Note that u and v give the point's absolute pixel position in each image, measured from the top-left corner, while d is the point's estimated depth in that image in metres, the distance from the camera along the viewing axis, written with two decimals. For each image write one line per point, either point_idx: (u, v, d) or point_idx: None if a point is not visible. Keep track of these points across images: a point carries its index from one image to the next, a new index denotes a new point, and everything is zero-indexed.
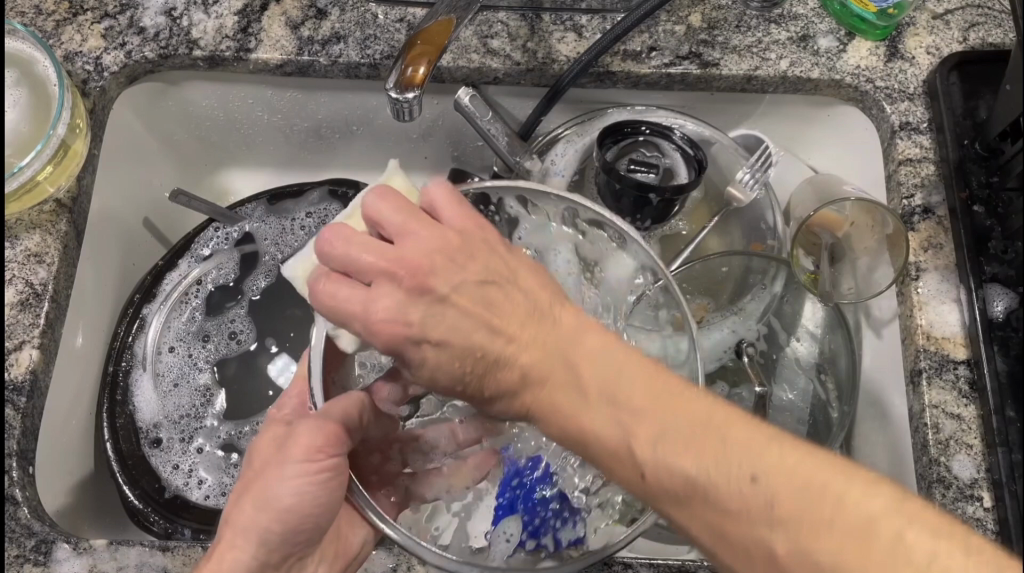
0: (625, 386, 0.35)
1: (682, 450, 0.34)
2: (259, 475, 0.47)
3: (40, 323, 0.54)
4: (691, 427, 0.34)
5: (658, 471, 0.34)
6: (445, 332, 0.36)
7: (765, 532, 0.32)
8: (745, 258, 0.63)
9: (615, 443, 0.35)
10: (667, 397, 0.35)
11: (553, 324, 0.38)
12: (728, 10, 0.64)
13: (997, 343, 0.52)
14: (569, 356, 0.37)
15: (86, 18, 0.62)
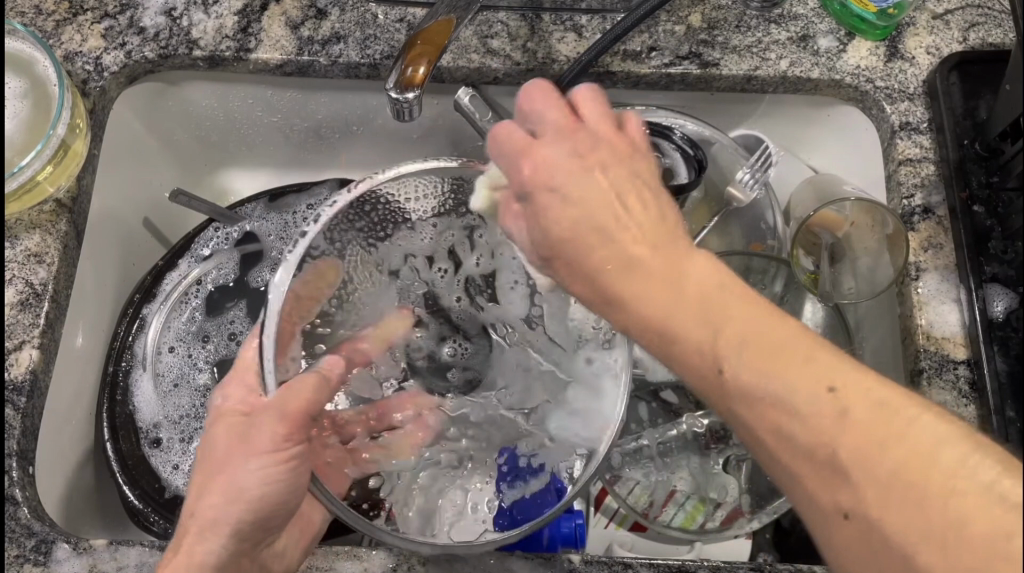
0: (681, 311, 0.36)
1: (790, 357, 0.33)
2: (217, 467, 0.46)
3: (40, 323, 0.54)
4: (740, 320, 0.35)
5: (688, 338, 0.36)
6: (581, 193, 0.39)
7: (829, 431, 0.31)
8: (745, 257, 0.63)
9: (706, 343, 0.35)
10: (733, 303, 0.35)
11: (667, 230, 0.39)
12: (727, 10, 0.64)
13: (997, 343, 0.52)
14: (629, 257, 0.38)
15: (86, 18, 0.62)
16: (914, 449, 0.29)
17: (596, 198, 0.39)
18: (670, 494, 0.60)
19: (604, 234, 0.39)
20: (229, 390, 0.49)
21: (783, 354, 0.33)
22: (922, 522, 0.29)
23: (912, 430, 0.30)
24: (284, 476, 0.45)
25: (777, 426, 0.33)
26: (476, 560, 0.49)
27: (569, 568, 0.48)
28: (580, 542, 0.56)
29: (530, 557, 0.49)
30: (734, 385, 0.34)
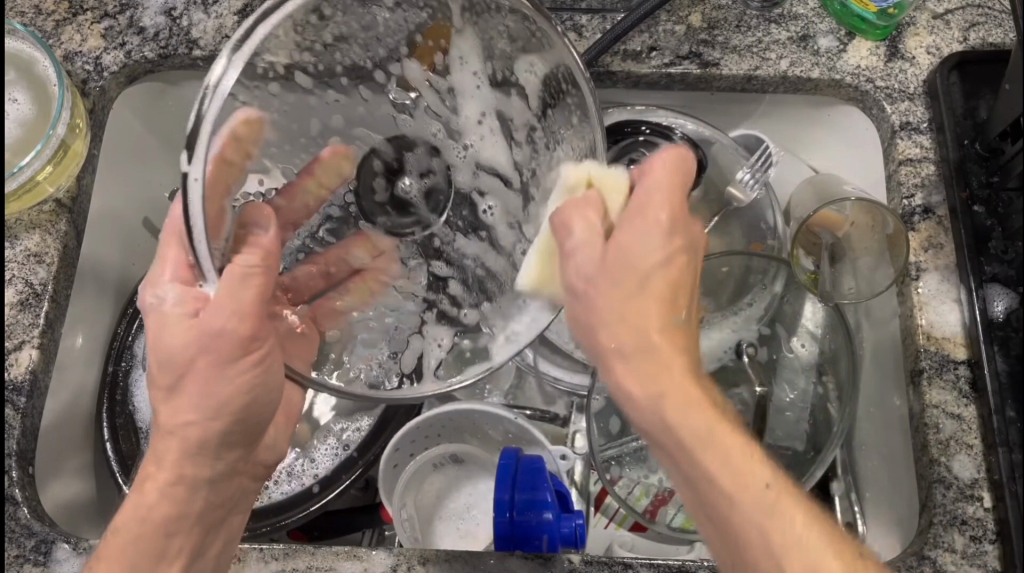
0: (642, 317, 0.44)
1: (688, 406, 0.41)
2: (182, 371, 0.45)
3: (39, 323, 0.54)
4: (686, 387, 0.42)
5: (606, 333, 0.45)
6: (589, 257, 0.45)
7: (714, 475, 0.40)
8: (745, 258, 0.63)
9: (635, 371, 0.43)
10: (660, 358, 0.43)
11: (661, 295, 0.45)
12: (728, 9, 0.64)
13: (997, 343, 0.52)
14: (623, 317, 0.44)
15: (85, 18, 0.62)
16: (734, 447, 0.40)
17: (642, 259, 0.44)
18: (670, 494, 0.61)
19: (594, 260, 0.45)
20: (171, 287, 0.45)
21: (693, 400, 0.42)
22: (755, 542, 0.38)
23: (742, 468, 0.39)
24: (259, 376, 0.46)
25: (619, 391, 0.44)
26: (477, 561, 0.49)
27: (570, 568, 0.49)
28: (580, 543, 0.55)
29: (530, 557, 0.49)
30: (628, 361, 0.44)
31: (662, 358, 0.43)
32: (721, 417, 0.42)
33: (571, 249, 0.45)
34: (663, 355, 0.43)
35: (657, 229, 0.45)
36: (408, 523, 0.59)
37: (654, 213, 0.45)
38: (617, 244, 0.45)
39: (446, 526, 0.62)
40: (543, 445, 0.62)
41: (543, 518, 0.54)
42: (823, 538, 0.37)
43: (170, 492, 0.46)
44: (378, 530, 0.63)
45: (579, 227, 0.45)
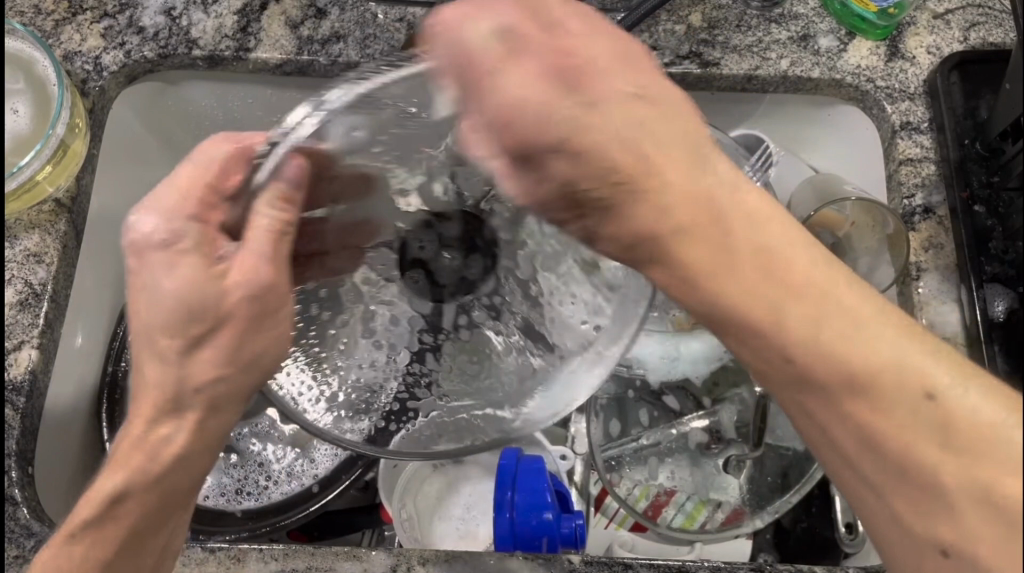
0: (677, 218, 0.33)
1: (793, 298, 0.32)
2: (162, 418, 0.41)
3: (39, 323, 0.54)
4: (754, 276, 0.32)
5: (677, 250, 0.33)
6: (605, 134, 0.32)
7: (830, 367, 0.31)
8: None
9: (675, 266, 0.34)
10: (710, 220, 0.33)
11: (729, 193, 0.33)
12: (728, 9, 0.64)
13: (997, 343, 0.52)
14: (650, 184, 0.33)
15: (85, 17, 0.62)
16: (884, 367, 0.30)
17: (620, 136, 0.32)
18: (670, 494, 0.61)
19: (589, 133, 0.32)
20: (180, 246, 0.39)
21: (782, 289, 0.32)
22: (896, 454, 0.31)
23: (888, 337, 0.31)
24: (230, 390, 0.42)
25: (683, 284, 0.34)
26: (476, 561, 0.49)
27: (570, 568, 0.49)
28: (580, 544, 0.55)
29: (530, 557, 0.49)
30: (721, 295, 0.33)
31: (771, 288, 0.32)
32: (808, 292, 0.32)
33: (496, 83, 0.32)
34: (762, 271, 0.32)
35: (636, 70, 0.34)
36: (406, 523, 0.60)
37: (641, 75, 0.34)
38: (598, 87, 0.32)
39: (446, 525, 0.61)
40: (543, 445, 0.63)
41: (543, 519, 0.54)
42: (993, 519, 0.29)
43: (105, 521, 0.40)
44: (378, 530, 0.63)
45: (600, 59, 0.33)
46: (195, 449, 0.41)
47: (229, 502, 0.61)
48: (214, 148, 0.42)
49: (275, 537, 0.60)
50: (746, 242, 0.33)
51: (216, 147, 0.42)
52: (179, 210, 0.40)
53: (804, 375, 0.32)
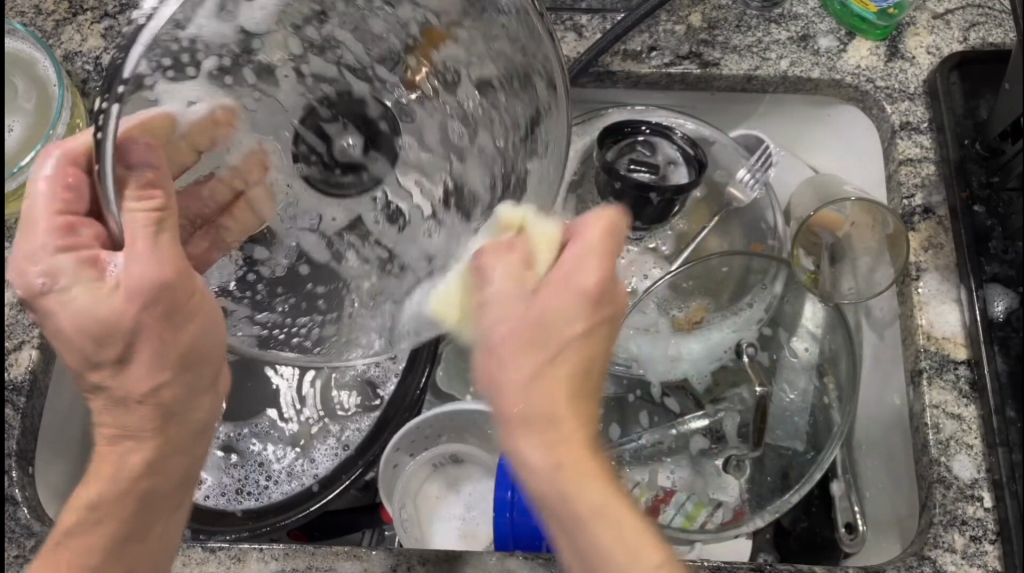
0: (583, 413, 0.43)
1: (590, 481, 0.41)
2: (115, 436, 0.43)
3: (39, 323, 0.54)
4: (575, 470, 0.41)
5: (546, 311, 0.43)
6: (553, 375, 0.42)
7: (634, 558, 0.40)
8: (745, 258, 0.63)
9: (550, 409, 0.42)
10: (578, 424, 0.43)
11: (588, 402, 0.43)
12: (727, 9, 0.64)
13: (997, 343, 0.52)
14: (550, 324, 0.43)
15: (85, 18, 0.62)
16: None
17: (554, 307, 0.43)
18: (670, 494, 0.61)
19: (539, 352, 0.43)
20: (63, 283, 0.38)
21: (587, 461, 0.42)
22: None
23: (612, 516, 0.41)
24: (169, 392, 0.43)
25: (488, 354, 0.43)
26: (477, 561, 0.49)
27: None
28: None
29: (531, 557, 0.49)
30: (533, 425, 0.42)
31: (573, 413, 0.43)
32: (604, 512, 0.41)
33: (572, 272, 0.44)
34: (576, 407, 0.43)
35: (597, 240, 0.45)
36: (406, 522, 0.60)
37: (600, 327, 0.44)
38: (557, 299, 0.43)
39: (446, 525, 0.62)
40: None
41: None
42: None
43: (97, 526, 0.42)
44: (378, 530, 0.63)
45: (578, 269, 0.44)
46: (165, 452, 0.44)
47: (229, 503, 0.60)
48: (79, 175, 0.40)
49: (275, 537, 0.59)
50: (569, 430, 0.42)
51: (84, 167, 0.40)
52: (46, 246, 0.38)
53: (584, 478, 0.41)
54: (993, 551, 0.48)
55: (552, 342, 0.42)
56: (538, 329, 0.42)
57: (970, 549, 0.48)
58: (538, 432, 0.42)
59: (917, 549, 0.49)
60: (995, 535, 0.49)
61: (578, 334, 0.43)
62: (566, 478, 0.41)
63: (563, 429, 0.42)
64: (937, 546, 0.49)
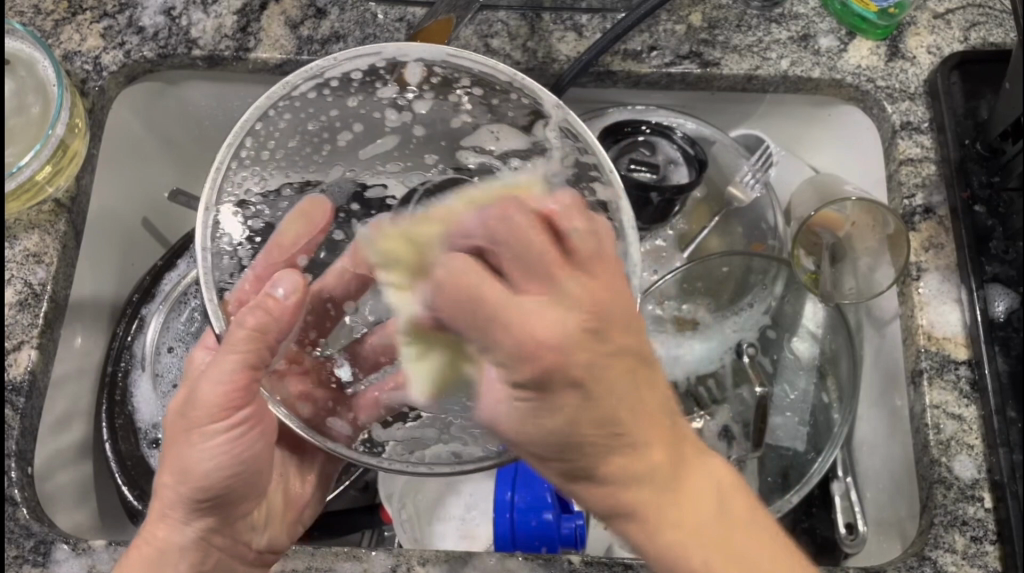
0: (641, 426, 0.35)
1: (689, 539, 0.37)
2: (178, 448, 0.45)
3: (39, 323, 0.54)
4: (705, 508, 0.37)
5: (610, 472, 0.36)
6: (575, 405, 0.33)
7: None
8: (745, 258, 0.63)
9: (633, 524, 0.37)
10: (671, 478, 0.37)
11: (669, 466, 0.37)
12: (728, 9, 0.64)
13: (998, 343, 0.52)
14: (623, 431, 0.35)
15: (84, 17, 0.62)
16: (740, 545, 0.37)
17: (627, 402, 0.34)
18: None
19: (609, 439, 0.34)
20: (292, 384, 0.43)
21: (668, 484, 0.37)
22: None
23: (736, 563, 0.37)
24: (237, 467, 0.46)
25: (596, 480, 0.36)
26: (477, 561, 0.49)
27: (570, 569, 0.48)
28: (580, 543, 0.55)
29: (531, 557, 0.49)
30: (611, 452, 0.35)
31: (673, 482, 0.37)
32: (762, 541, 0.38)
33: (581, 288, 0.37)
34: (683, 477, 0.37)
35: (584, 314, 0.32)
36: (406, 521, 0.61)
37: (624, 337, 0.34)
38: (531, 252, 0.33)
39: (446, 525, 0.61)
40: None
41: (543, 519, 0.55)
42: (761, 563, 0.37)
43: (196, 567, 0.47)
44: (378, 530, 0.63)
45: (532, 295, 0.33)
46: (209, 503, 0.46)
47: None
48: (342, 275, 0.43)
49: None
50: (668, 481, 0.37)
51: (296, 227, 0.43)
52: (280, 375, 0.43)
53: (662, 519, 0.36)
54: (994, 551, 0.48)
55: (581, 447, 0.35)
56: (543, 285, 0.33)
57: (970, 550, 0.48)
58: (660, 534, 0.37)
59: (917, 550, 0.49)
60: (995, 535, 0.49)
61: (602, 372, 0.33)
62: (641, 477, 0.36)
63: (661, 485, 0.36)
64: (937, 546, 0.49)
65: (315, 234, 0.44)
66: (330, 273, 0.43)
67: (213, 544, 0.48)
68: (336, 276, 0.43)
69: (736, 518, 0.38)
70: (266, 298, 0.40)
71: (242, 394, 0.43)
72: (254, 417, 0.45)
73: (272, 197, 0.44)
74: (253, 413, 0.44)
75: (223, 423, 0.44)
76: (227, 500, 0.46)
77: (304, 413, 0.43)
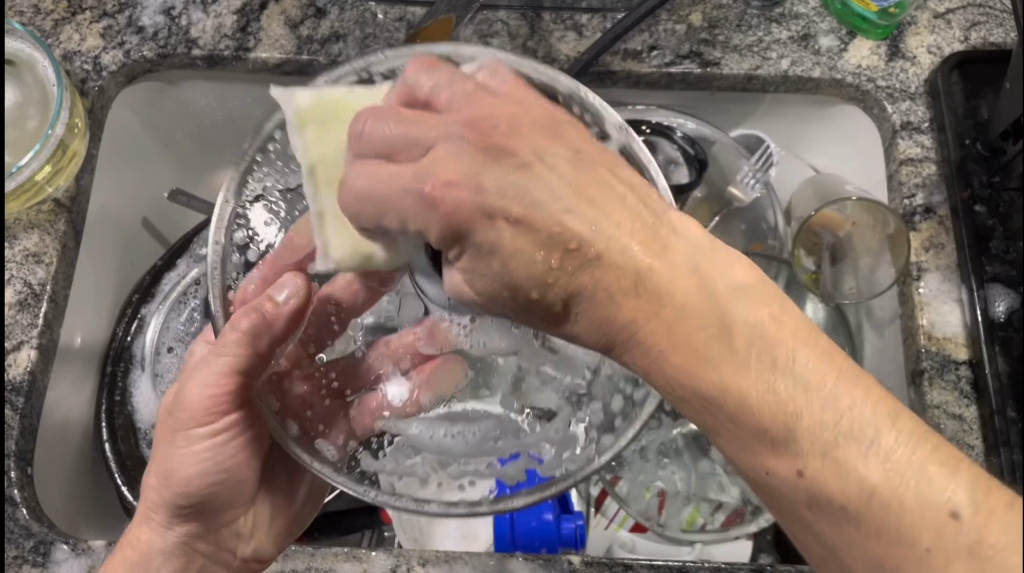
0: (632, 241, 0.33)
1: (718, 355, 0.32)
2: (167, 454, 0.45)
3: (38, 323, 0.54)
4: (726, 328, 0.33)
5: (617, 313, 0.33)
6: (558, 242, 0.33)
7: (771, 397, 0.32)
8: (745, 257, 0.63)
9: (657, 351, 0.33)
10: (685, 292, 0.33)
11: (670, 275, 0.33)
12: (728, 9, 0.64)
13: (998, 343, 0.52)
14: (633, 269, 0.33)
15: (84, 17, 0.62)
16: (789, 376, 0.32)
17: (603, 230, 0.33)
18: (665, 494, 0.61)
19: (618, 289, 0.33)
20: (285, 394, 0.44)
21: (674, 301, 0.33)
22: (760, 432, 0.32)
23: (784, 381, 0.32)
24: (220, 473, 0.46)
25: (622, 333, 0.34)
26: (477, 561, 0.49)
27: (570, 569, 0.48)
28: (580, 544, 0.56)
29: (531, 557, 0.49)
30: (625, 297, 0.33)
31: (686, 291, 0.33)
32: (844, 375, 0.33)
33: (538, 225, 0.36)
34: (694, 290, 0.33)
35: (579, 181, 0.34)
36: (405, 523, 0.61)
37: (593, 152, 0.36)
38: (439, 112, 0.37)
39: (447, 526, 0.61)
40: None
41: (544, 519, 0.55)
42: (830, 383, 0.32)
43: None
44: (378, 530, 0.62)
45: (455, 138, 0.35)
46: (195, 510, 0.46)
47: None
48: (350, 284, 0.44)
49: None
50: (680, 296, 0.33)
51: (305, 233, 0.45)
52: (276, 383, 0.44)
53: (684, 361, 0.33)
54: None
55: (580, 291, 0.33)
56: (481, 137, 0.35)
57: None
58: (704, 379, 0.33)
59: None
60: None
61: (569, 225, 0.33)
62: (655, 313, 0.33)
63: (677, 311, 0.33)
64: None
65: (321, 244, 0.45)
66: (337, 280, 0.44)
67: (195, 550, 0.47)
68: (345, 285, 0.44)
69: (775, 328, 0.33)
70: (266, 302, 0.41)
71: (226, 399, 0.44)
72: (239, 422, 0.45)
73: (288, 202, 0.46)
74: (240, 418, 0.45)
75: (209, 425, 0.44)
76: (212, 507, 0.46)
77: (295, 431, 0.43)
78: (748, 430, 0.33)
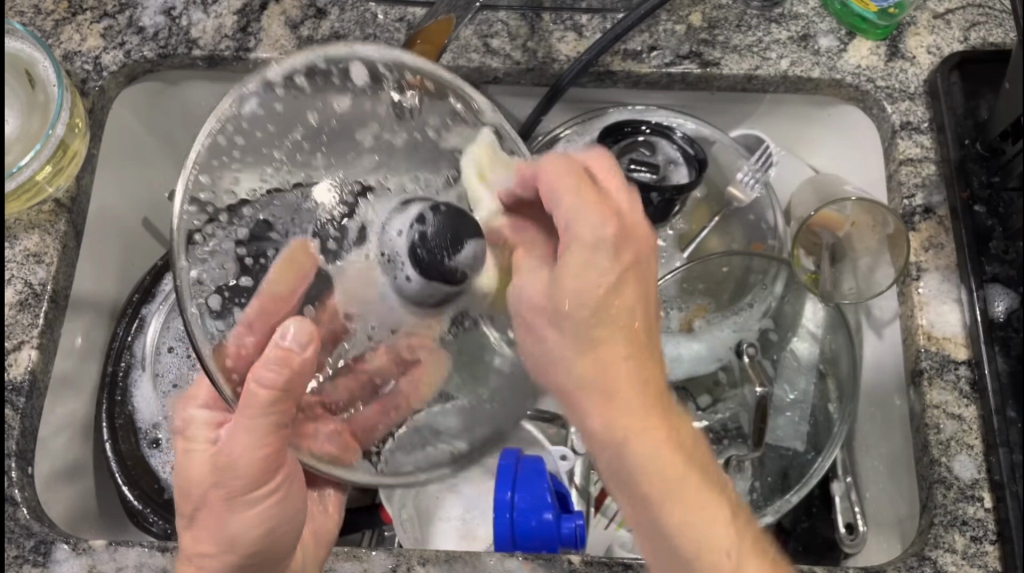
0: (621, 366, 0.41)
1: (645, 449, 0.41)
2: (215, 518, 0.44)
3: (39, 323, 0.54)
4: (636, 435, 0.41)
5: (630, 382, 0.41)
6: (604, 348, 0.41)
7: (686, 505, 0.40)
8: (745, 257, 0.63)
9: (614, 422, 0.41)
10: (630, 394, 0.42)
11: (630, 391, 0.41)
12: (728, 9, 0.64)
13: (998, 343, 0.52)
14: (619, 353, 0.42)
15: (85, 17, 0.62)
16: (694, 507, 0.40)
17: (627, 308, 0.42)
18: None
19: (591, 372, 0.41)
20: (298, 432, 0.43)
21: (620, 403, 0.41)
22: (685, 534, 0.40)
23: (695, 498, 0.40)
24: (267, 522, 0.45)
25: (617, 437, 0.41)
26: (476, 561, 0.49)
27: (570, 569, 0.49)
28: (580, 543, 0.55)
29: (531, 557, 0.49)
30: (607, 395, 0.41)
31: (646, 402, 0.42)
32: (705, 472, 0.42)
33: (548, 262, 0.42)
34: (652, 404, 0.42)
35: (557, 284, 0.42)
36: (406, 521, 0.61)
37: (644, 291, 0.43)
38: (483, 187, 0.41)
39: (446, 526, 0.61)
40: (543, 445, 0.64)
41: (544, 519, 0.54)
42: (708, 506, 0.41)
43: None
44: (378, 530, 0.62)
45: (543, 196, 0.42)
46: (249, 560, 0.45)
47: None
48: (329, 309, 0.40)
49: None
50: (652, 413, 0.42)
51: (285, 280, 0.39)
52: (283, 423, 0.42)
53: (647, 468, 0.40)
54: (994, 551, 0.48)
55: (608, 355, 0.42)
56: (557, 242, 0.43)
57: (970, 549, 0.48)
58: (638, 450, 0.41)
59: (917, 549, 0.49)
60: (995, 535, 0.49)
61: (602, 298, 0.41)
62: (616, 414, 0.41)
63: (646, 412, 0.41)
64: (937, 546, 0.49)
65: (306, 284, 0.40)
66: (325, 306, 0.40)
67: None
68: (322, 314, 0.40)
69: (676, 463, 0.41)
70: (278, 348, 0.38)
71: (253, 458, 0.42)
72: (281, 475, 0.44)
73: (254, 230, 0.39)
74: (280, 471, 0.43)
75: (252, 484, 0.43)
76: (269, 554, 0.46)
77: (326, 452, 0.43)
78: (660, 494, 0.40)
